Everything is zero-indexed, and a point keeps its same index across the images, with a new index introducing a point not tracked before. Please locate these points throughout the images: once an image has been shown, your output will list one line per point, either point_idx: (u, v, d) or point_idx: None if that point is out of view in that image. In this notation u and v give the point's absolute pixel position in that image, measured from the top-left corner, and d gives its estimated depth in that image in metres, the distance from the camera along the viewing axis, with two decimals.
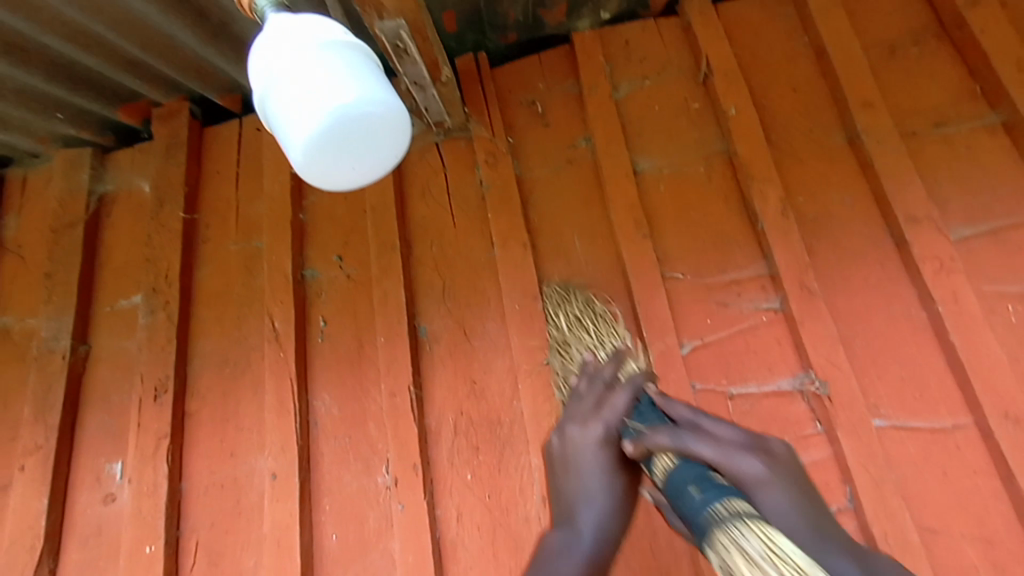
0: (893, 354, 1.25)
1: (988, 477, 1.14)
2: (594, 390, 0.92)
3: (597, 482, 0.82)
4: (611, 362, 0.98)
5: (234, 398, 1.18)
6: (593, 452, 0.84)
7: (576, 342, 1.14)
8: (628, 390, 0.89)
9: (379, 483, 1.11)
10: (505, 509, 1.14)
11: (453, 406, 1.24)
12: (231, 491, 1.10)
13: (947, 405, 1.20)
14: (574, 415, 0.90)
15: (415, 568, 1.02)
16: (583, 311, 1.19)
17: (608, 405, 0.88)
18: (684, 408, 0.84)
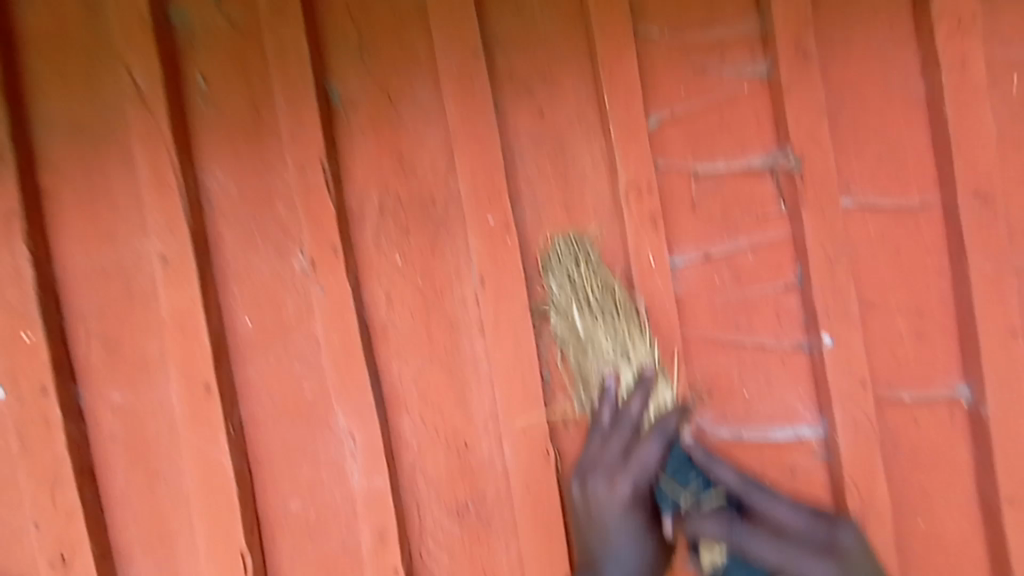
0: (875, 129, 1.12)
1: (939, 255, 1.12)
2: (616, 438, 0.97)
3: (625, 539, 0.96)
4: (636, 394, 0.98)
5: (100, 172, 0.96)
6: (624, 493, 0.95)
7: (601, 339, 1.01)
8: (658, 440, 0.96)
9: (294, 266, 0.99)
10: (439, 293, 1.05)
11: (377, 183, 1.05)
12: (116, 277, 0.97)
13: (918, 184, 1.12)
14: (597, 465, 0.97)
15: (340, 345, 0.97)
16: (607, 306, 1.01)
17: (643, 458, 0.96)
18: (732, 475, 0.98)
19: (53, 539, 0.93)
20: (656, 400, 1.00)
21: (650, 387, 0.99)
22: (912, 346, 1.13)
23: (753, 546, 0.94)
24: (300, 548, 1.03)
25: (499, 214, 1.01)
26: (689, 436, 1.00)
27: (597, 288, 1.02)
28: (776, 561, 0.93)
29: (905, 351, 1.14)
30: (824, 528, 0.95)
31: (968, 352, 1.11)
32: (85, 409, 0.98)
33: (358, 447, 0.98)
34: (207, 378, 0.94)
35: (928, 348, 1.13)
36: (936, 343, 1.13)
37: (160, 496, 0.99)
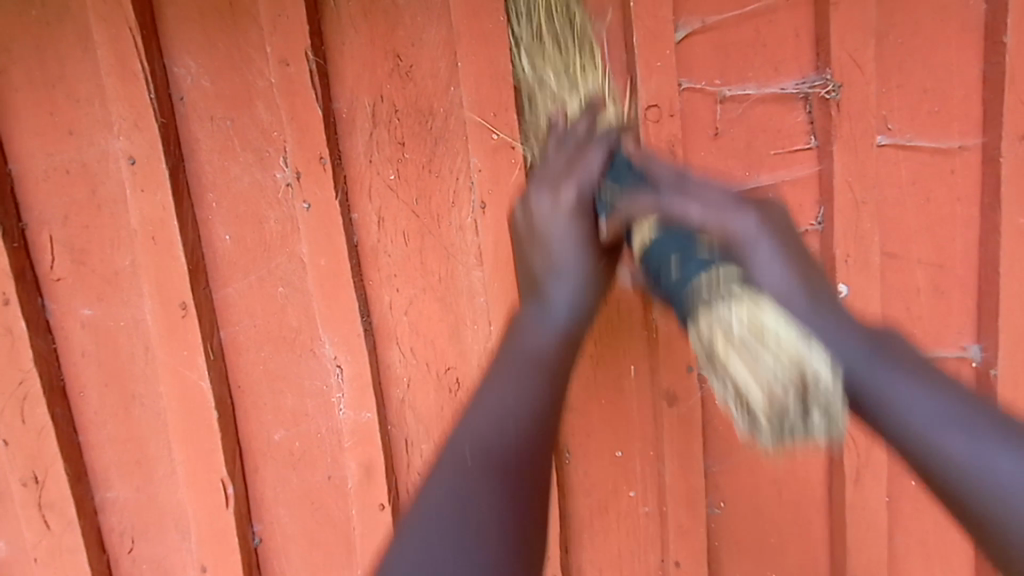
0: (924, 59, 1.00)
1: (969, 204, 1.04)
2: (556, 155, 0.78)
3: (570, 252, 0.70)
4: (583, 119, 0.82)
5: (55, 57, 0.84)
6: (570, 202, 0.71)
7: (548, 85, 0.95)
8: (603, 145, 0.76)
9: (277, 179, 0.89)
10: (435, 217, 0.97)
11: (370, 88, 0.93)
12: (81, 179, 0.87)
13: (960, 125, 1.01)
14: (545, 177, 0.74)
15: (327, 272, 0.91)
16: (558, 59, 0.95)
17: (582, 163, 0.74)
18: (668, 167, 0.73)
19: (26, 459, 0.94)
20: (604, 117, 0.89)
21: (596, 105, 0.88)
22: (928, 300, 1.08)
23: (676, 204, 0.68)
24: (283, 479, 1.00)
25: (505, 130, 0.91)
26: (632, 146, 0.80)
27: (563, 26, 0.94)
28: (703, 219, 0.66)
29: (920, 307, 1.08)
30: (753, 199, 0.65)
31: (988, 310, 1.06)
32: (53, 324, 0.92)
33: (345, 378, 0.95)
34: (185, 297, 0.89)
35: (944, 304, 1.08)
36: (955, 300, 1.07)
37: (136, 420, 0.95)
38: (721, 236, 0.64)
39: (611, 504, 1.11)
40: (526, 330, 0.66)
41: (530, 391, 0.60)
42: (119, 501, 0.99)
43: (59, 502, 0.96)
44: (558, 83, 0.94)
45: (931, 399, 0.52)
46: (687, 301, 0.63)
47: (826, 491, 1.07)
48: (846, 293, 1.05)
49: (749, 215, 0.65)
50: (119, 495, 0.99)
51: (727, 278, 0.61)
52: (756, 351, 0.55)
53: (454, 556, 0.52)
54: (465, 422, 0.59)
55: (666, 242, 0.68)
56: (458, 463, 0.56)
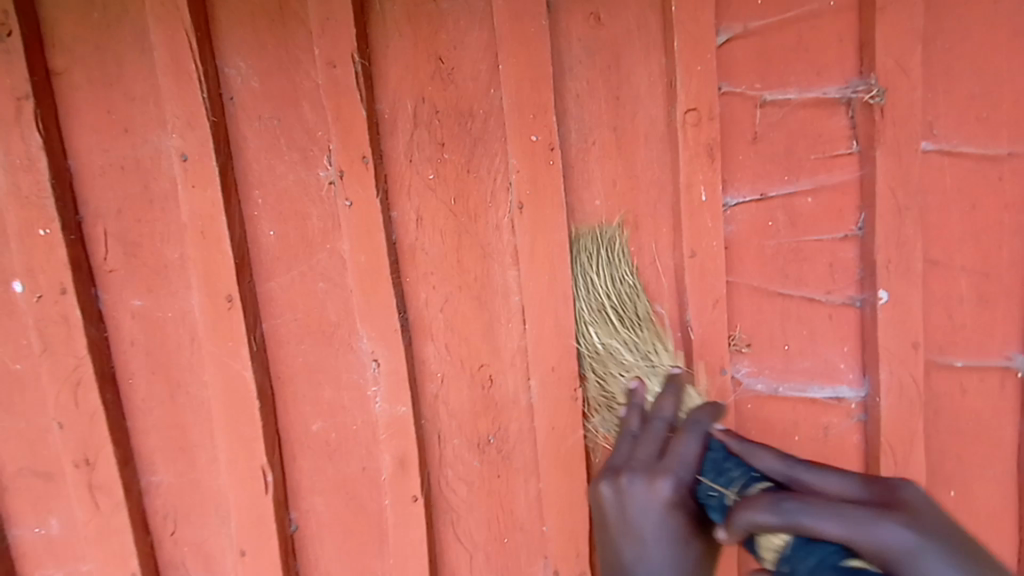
0: (973, 62, 0.99)
1: (1017, 212, 1.02)
2: (652, 432, 0.80)
3: (663, 552, 0.68)
4: (669, 391, 0.86)
5: (115, 58, 0.88)
6: (665, 492, 0.70)
7: (615, 329, 0.99)
8: (695, 436, 0.75)
9: (320, 177, 0.92)
10: (472, 216, 0.98)
11: (412, 90, 0.95)
12: (135, 176, 0.91)
13: (1010, 130, 1.00)
14: (637, 465, 0.74)
15: (366, 269, 0.92)
16: (628, 317, 0.99)
17: (677, 447, 0.74)
18: (773, 457, 0.70)
19: (79, 441, 0.97)
20: (687, 400, 0.92)
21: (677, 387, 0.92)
22: (971, 309, 1.06)
23: (807, 519, 0.57)
24: (319, 468, 1.03)
25: (544, 132, 0.92)
26: (723, 428, 0.78)
27: (613, 300, 0.99)
28: (843, 535, 0.55)
29: (962, 315, 1.06)
30: (885, 499, 0.58)
31: None
32: (106, 314, 0.96)
33: (382, 372, 0.96)
34: (231, 291, 0.91)
35: (989, 314, 1.05)
36: (1000, 309, 1.05)
37: (181, 407, 0.99)
38: (878, 564, 0.54)
39: None
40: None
41: None
42: (163, 484, 1.03)
43: (107, 483, 0.98)
44: (625, 348, 0.98)
45: None
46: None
47: None
48: (886, 300, 1.02)
49: (892, 517, 0.55)
50: (163, 478, 1.02)
51: (864, 573, 0.53)
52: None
53: None
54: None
55: (805, 559, 0.56)
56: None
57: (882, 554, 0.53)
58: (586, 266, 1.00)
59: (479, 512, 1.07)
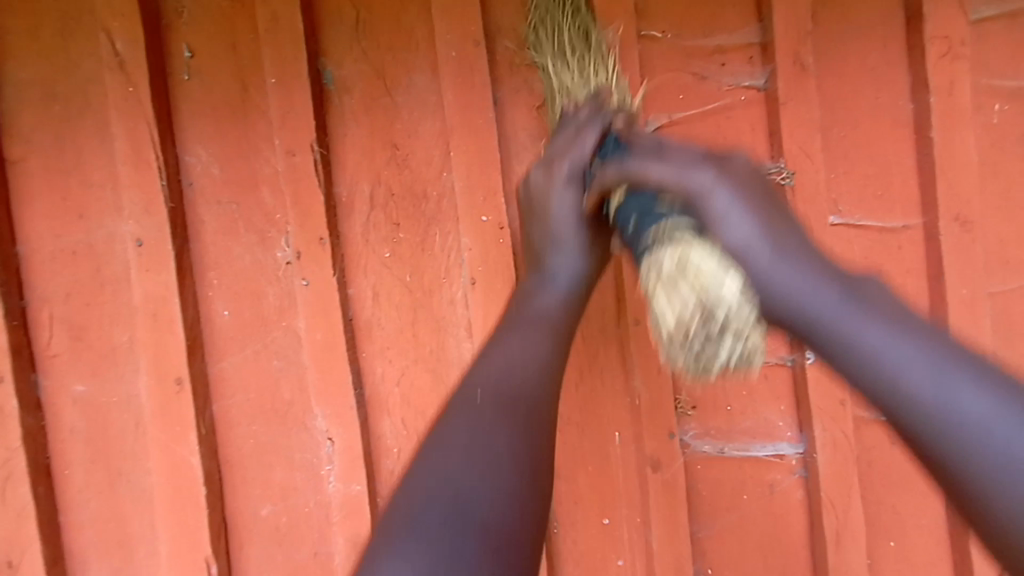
0: (865, 151, 1.15)
1: (918, 278, 1.17)
2: (568, 129, 0.91)
3: (566, 227, 0.88)
4: (589, 103, 0.93)
5: (74, 147, 0.90)
6: (563, 174, 0.88)
7: (568, 53, 1.02)
8: (597, 128, 0.89)
9: (277, 258, 0.94)
10: (427, 291, 1.02)
11: (369, 174, 1.01)
12: (86, 259, 0.91)
13: (903, 207, 1.15)
14: (546, 155, 0.90)
15: (322, 346, 0.94)
16: (579, 46, 1.02)
17: (577, 147, 0.88)
18: (649, 137, 0.86)
19: (3, 541, 0.90)
20: (612, 104, 0.97)
21: (603, 94, 0.96)
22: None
23: (647, 168, 0.79)
24: (269, 556, 0.99)
25: (493, 213, 0.99)
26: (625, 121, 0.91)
27: (581, 56, 1.02)
28: (664, 176, 0.77)
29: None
30: (711, 156, 0.76)
31: None
32: (45, 401, 0.92)
33: (336, 451, 0.96)
34: (180, 373, 0.90)
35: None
36: None
37: (120, 497, 0.94)
38: (679, 191, 0.77)
39: (599, 572, 1.10)
40: (535, 298, 0.85)
41: (542, 346, 0.76)
42: None
43: None
44: (575, 77, 1.02)
45: (751, 224, 0.70)
46: (641, 246, 0.80)
47: (809, 551, 1.16)
48: (812, 359, 1.09)
49: (704, 170, 0.75)
50: None
51: (679, 232, 0.76)
52: (675, 289, 0.75)
53: (458, 509, 0.59)
54: (482, 363, 0.74)
55: (636, 202, 0.82)
56: (544, 331, 0.78)
57: (684, 190, 0.76)
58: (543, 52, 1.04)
59: None
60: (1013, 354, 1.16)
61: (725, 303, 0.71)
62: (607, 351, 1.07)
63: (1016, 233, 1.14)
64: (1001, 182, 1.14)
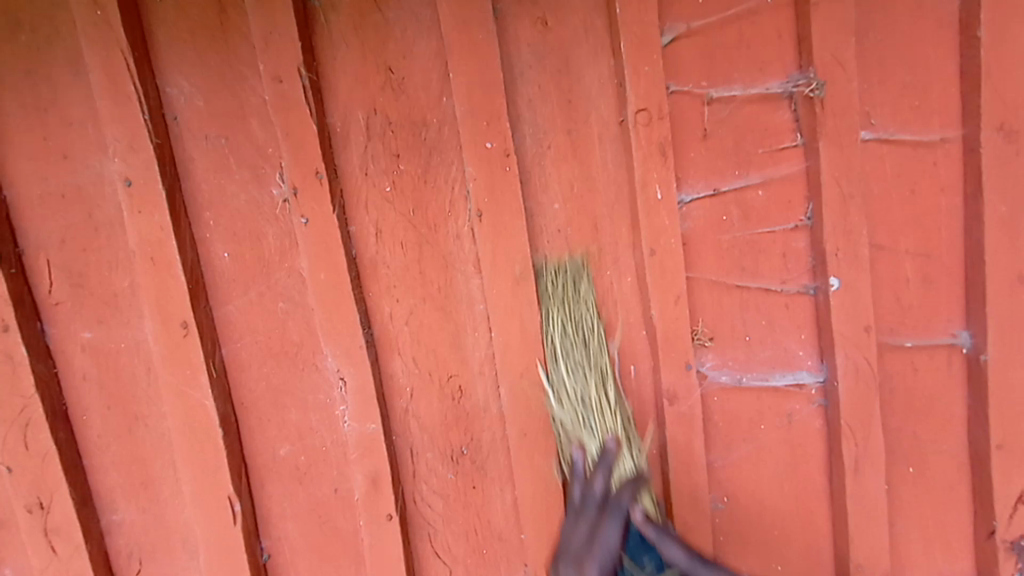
0: (903, 57, 1.05)
1: (953, 195, 1.09)
2: (587, 515, 0.91)
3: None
4: (600, 471, 0.93)
5: (48, 82, 0.85)
6: None
7: (577, 391, 1.00)
8: (617, 521, 0.90)
9: (273, 196, 0.91)
10: (432, 226, 0.98)
11: (363, 102, 0.94)
12: (77, 203, 0.88)
13: (941, 118, 1.07)
14: (569, 553, 0.90)
15: (326, 286, 0.91)
16: (577, 352, 1.01)
17: (598, 543, 0.89)
18: (680, 553, 0.91)
19: (30, 484, 0.92)
20: (620, 466, 0.98)
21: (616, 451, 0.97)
22: (917, 289, 1.12)
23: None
24: (290, 494, 1.01)
25: (498, 139, 0.93)
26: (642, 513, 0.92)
27: (581, 349, 1.01)
28: None
29: (910, 296, 1.12)
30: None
31: (973, 295, 1.10)
32: (54, 349, 0.92)
33: (350, 391, 0.95)
34: (185, 316, 0.89)
35: (933, 295, 1.12)
36: (941, 286, 1.12)
37: (140, 441, 0.96)
38: None
39: None
40: None
41: None
42: (126, 523, 0.99)
43: (65, 527, 0.94)
44: (574, 387, 1.00)
45: None
46: None
47: (827, 475, 1.16)
48: (837, 285, 1.07)
49: None
50: (125, 517, 0.98)
51: None
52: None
53: None
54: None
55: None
56: None
57: None
58: (552, 388, 1.00)
59: (456, 525, 1.06)
60: None
61: None
62: (621, 285, 1.05)
63: None
64: None
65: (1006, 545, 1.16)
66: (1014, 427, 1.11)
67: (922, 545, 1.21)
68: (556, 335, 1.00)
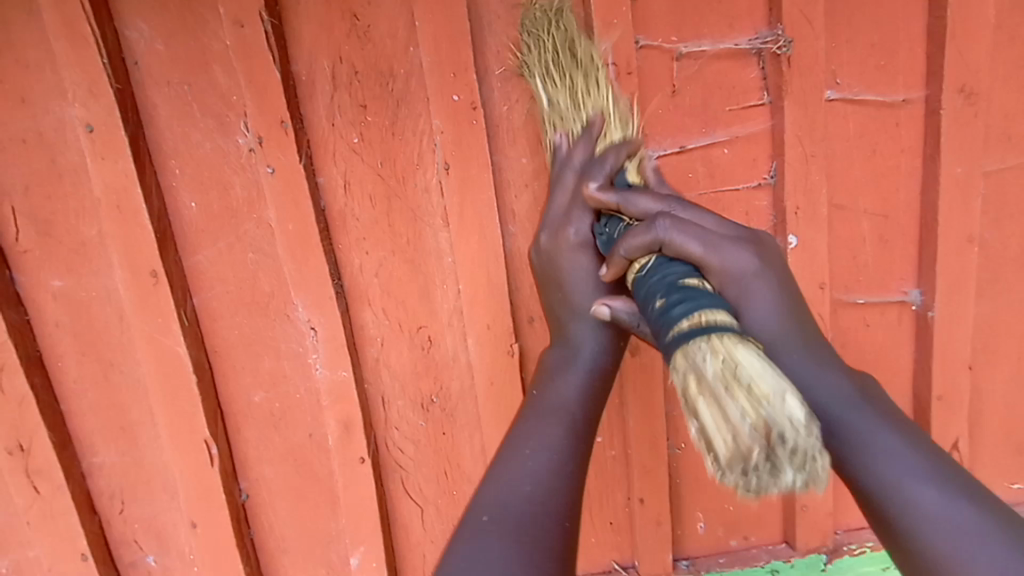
0: (872, 16, 1.07)
1: (912, 157, 1.13)
2: (568, 180, 0.95)
3: (586, 296, 0.95)
4: (581, 143, 0.95)
5: (1, 23, 0.83)
6: (567, 242, 0.95)
7: (564, 94, 0.97)
8: (586, 213, 0.94)
9: (239, 145, 0.91)
10: (401, 179, 0.99)
11: (329, 51, 0.93)
12: (39, 150, 0.87)
13: (905, 79, 1.09)
14: (551, 219, 0.96)
15: (296, 236, 0.93)
16: (563, 60, 0.96)
17: (575, 219, 0.95)
18: (654, 202, 0.86)
19: (10, 428, 0.96)
20: (605, 140, 0.96)
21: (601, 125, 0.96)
22: (873, 248, 1.17)
23: (676, 236, 0.80)
24: (266, 438, 1.05)
25: (464, 91, 0.93)
26: (596, 185, 0.91)
27: (564, 43, 0.96)
28: (698, 252, 0.79)
29: (866, 254, 1.17)
30: (750, 238, 0.84)
31: (926, 253, 1.16)
32: (24, 297, 0.93)
33: (320, 340, 0.99)
34: (154, 265, 0.90)
35: (888, 254, 1.18)
36: (896, 245, 1.17)
37: (116, 387, 0.98)
38: (719, 269, 0.80)
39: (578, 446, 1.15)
40: (555, 385, 0.87)
41: (556, 442, 0.78)
42: (107, 465, 1.02)
43: (46, 468, 0.98)
44: (563, 92, 0.97)
45: (779, 316, 0.83)
46: (669, 342, 0.69)
47: None
48: (795, 242, 1.12)
49: (739, 249, 0.83)
50: (106, 460, 1.02)
51: (718, 323, 0.67)
52: (724, 399, 0.60)
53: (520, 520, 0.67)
54: (496, 478, 0.73)
55: (659, 279, 0.78)
56: (560, 419, 0.81)
57: (724, 271, 0.80)
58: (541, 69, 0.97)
59: (427, 467, 1.12)
60: (996, 234, 1.16)
61: (755, 375, 0.60)
62: None
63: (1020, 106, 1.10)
64: (1013, 50, 1.07)
65: None
66: (953, 377, 1.20)
67: None
68: (546, 36, 0.96)
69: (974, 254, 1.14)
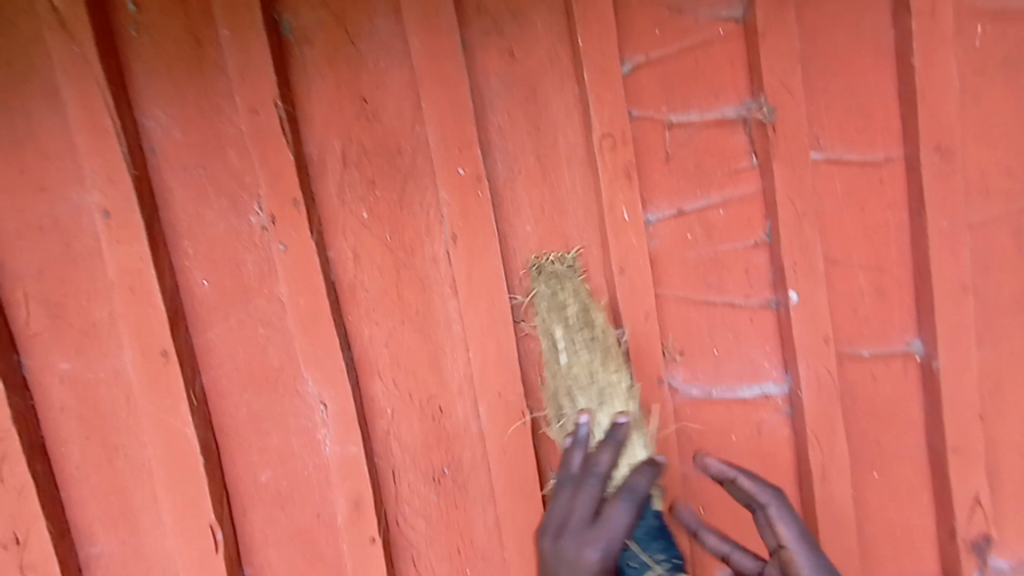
0: (847, 82, 1.13)
1: (899, 211, 1.17)
2: (588, 490, 0.79)
3: None
4: (608, 446, 0.85)
5: (25, 117, 0.87)
6: (592, 562, 0.72)
7: (590, 376, 0.98)
8: (629, 504, 0.77)
9: (252, 223, 0.93)
10: (409, 250, 1.01)
11: (339, 132, 0.97)
12: (53, 235, 0.89)
13: (884, 138, 1.15)
14: (567, 524, 0.76)
15: (306, 311, 0.93)
16: (590, 334, 1.00)
17: (610, 524, 0.74)
18: None
19: (6, 520, 0.90)
20: (627, 450, 0.94)
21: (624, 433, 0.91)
22: (871, 300, 1.19)
23: None
24: (272, 518, 1.01)
25: (470, 164, 0.96)
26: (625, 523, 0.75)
27: (583, 317, 1.01)
28: None
29: (866, 306, 1.19)
30: None
31: (924, 304, 1.17)
32: (30, 380, 0.92)
33: (330, 415, 0.96)
34: (164, 344, 0.89)
35: (886, 305, 1.19)
36: (893, 297, 1.19)
37: (119, 473, 0.95)
38: None
39: None
40: None
41: None
42: (104, 555, 0.97)
43: (41, 563, 0.92)
44: (578, 357, 0.99)
45: None
46: None
47: (796, 481, 1.21)
48: (796, 299, 1.13)
49: None
50: (105, 548, 0.97)
51: None
52: None
53: None
54: None
55: None
56: None
57: None
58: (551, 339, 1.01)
59: (440, 544, 1.07)
60: (987, 282, 1.18)
61: None
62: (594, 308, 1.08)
63: (995, 160, 1.15)
64: (981, 110, 1.14)
65: (966, 540, 1.22)
66: (965, 427, 1.18)
67: (889, 545, 1.26)
68: (564, 292, 1.03)
69: (970, 302, 1.14)
